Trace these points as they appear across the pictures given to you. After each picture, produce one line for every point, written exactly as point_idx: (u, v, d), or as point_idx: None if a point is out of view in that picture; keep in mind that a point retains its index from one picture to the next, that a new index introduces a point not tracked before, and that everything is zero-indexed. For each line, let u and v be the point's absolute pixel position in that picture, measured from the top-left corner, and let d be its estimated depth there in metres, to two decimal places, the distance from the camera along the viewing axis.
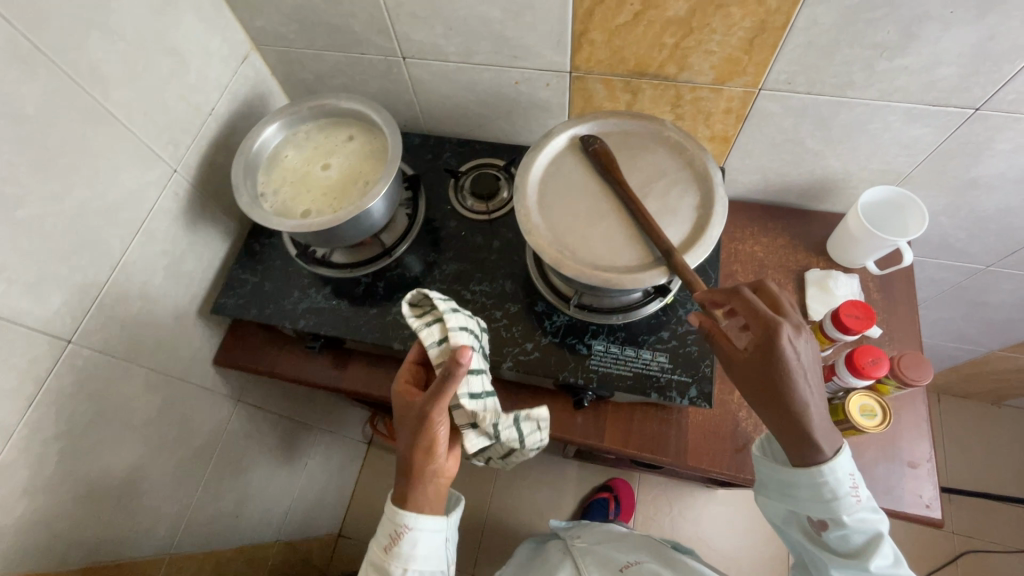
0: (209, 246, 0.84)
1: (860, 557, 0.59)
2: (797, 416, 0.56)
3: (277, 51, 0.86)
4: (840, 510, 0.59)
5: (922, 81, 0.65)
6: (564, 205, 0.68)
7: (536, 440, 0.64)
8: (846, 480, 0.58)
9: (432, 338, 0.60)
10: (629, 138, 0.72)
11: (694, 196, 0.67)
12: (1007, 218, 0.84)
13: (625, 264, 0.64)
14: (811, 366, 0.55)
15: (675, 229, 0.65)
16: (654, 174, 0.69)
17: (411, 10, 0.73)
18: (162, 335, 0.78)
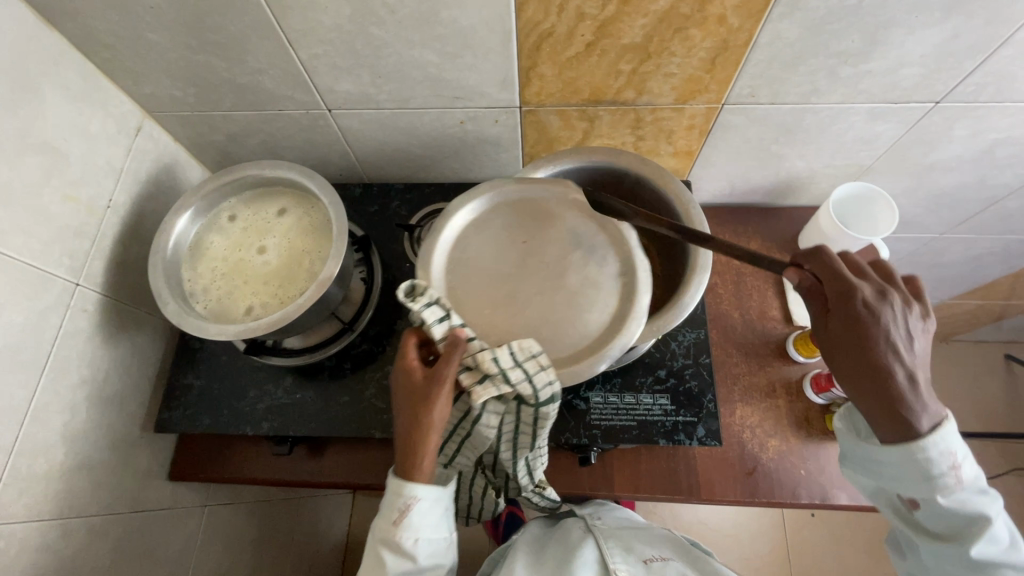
0: (137, 355, 0.72)
1: (959, 542, 0.53)
2: (888, 384, 0.49)
3: (176, 117, 0.74)
4: (937, 492, 0.52)
5: (884, 82, 0.63)
6: (476, 294, 0.58)
7: (548, 386, 0.51)
8: (949, 459, 0.50)
9: (427, 317, 0.52)
10: (535, 205, 0.62)
11: (621, 261, 0.57)
12: (960, 193, 0.86)
13: (556, 357, 0.55)
14: (909, 338, 0.49)
15: (603, 306, 0.56)
16: (570, 242, 0.59)
17: (331, 61, 0.63)
18: (99, 473, 0.67)
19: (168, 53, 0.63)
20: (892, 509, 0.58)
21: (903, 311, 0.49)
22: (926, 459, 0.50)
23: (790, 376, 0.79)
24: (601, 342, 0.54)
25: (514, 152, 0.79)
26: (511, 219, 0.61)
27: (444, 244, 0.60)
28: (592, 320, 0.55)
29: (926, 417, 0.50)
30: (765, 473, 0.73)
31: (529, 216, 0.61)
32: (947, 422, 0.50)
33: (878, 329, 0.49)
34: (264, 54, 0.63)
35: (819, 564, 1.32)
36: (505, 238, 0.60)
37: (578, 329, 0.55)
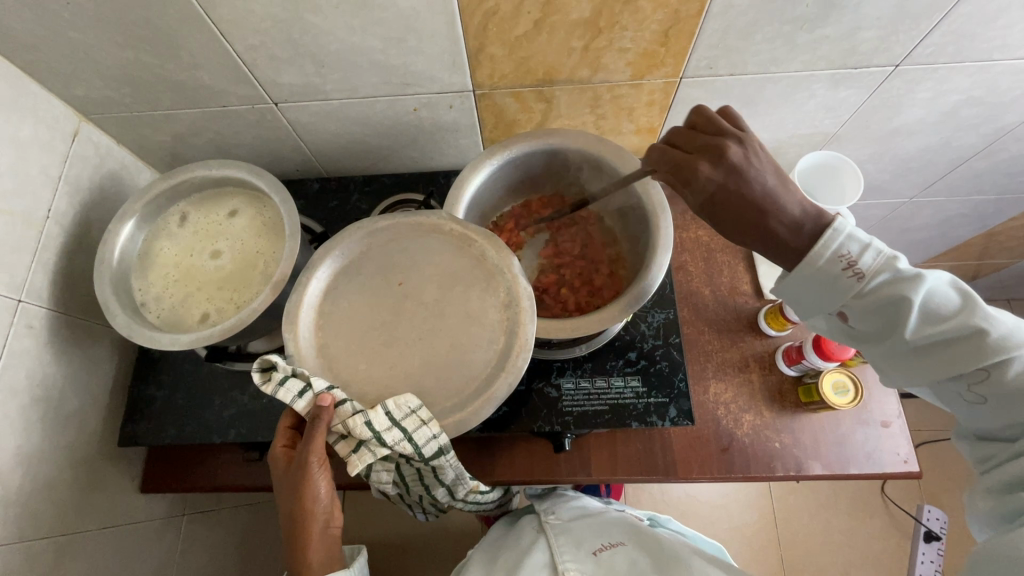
0: (94, 370, 0.70)
1: (893, 327, 0.47)
2: (767, 216, 0.49)
3: (115, 119, 0.70)
4: (846, 292, 0.48)
5: (843, 48, 0.61)
6: (348, 350, 0.55)
7: (433, 440, 0.51)
8: (840, 255, 0.47)
9: (288, 396, 0.51)
10: (406, 243, 0.59)
11: (499, 292, 0.55)
12: (926, 156, 0.85)
13: (440, 399, 0.53)
14: (762, 173, 0.49)
15: (487, 341, 0.54)
16: (444, 279, 0.57)
17: (270, 52, 0.60)
18: (63, 492, 0.65)
19: (96, 51, 0.60)
20: (844, 337, 0.51)
21: (745, 155, 0.49)
22: (819, 267, 0.48)
23: (762, 350, 0.79)
24: (488, 381, 0.52)
25: (473, 138, 0.77)
26: (380, 263, 0.59)
27: (313, 298, 0.57)
28: (476, 358, 0.53)
29: (811, 225, 0.49)
30: (739, 448, 0.74)
31: (397, 257, 0.59)
32: (834, 225, 0.48)
33: (727, 182, 0.49)
34: (198, 47, 0.60)
35: (806, 528, 1.35)
36: (374, 283, 0.58)
37: (461, 371, 0.53)
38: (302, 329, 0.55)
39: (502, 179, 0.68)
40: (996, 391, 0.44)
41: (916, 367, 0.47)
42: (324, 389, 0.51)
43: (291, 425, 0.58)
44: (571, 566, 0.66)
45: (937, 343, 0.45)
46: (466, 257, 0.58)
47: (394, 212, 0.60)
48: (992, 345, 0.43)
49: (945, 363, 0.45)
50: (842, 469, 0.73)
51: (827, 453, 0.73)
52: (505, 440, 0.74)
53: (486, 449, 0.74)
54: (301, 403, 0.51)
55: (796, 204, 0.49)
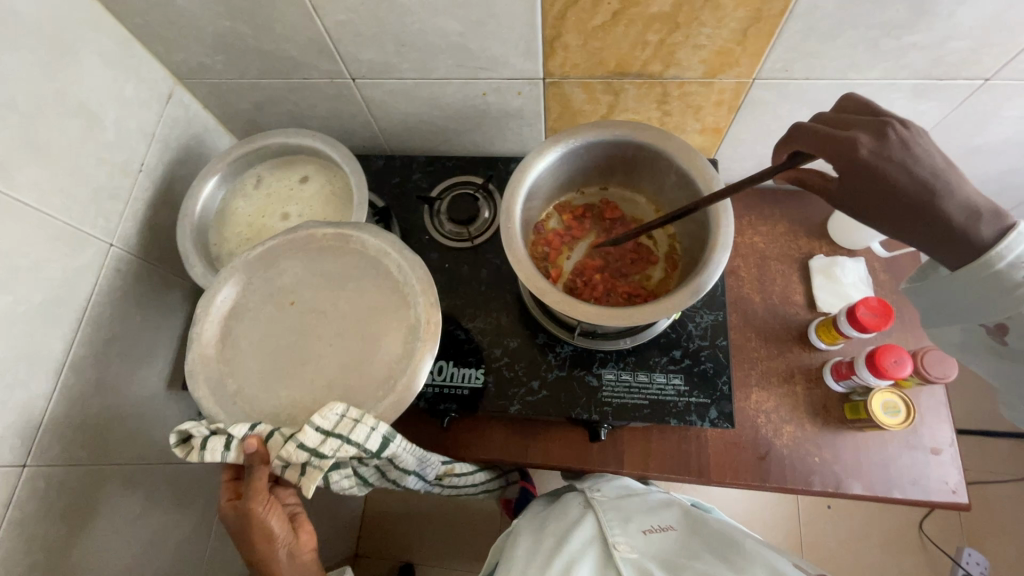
0: (167, 316, 0.75)
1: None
2: (937, 204, 0.44)
3: (206, 85, 0.75)
4: (1017, 304, 0.47)
5: (930, 57, 0.59)
6: (260, 378, 0.57)
7: (373, 433, 0.52)
8: (1022, 264, 0.45)
9: (215, 454, 0.53)
10: (264, 271, 0.61)
11: (391, 275, 0.60)
12: (1007, 178, 0.81)
13: (371, 384, 0.56)
14: (931, 152, 0.45)
15: (395, 328, 0.58)
16: (325, 293, 0.60)
17: (356, 29, 0.63)
18: (131, 426, 0.70)
19: (198, 20, 0.64)
20: (989, 350, 0.53)
21: (911, 134, 0.45)
22: (991, 272, 0.46)
23: (810, 363, 0.77)
24: (406, 355, 0.56)
25: (536, 126, 0.78)
26: (262, 286, 0.61)
27: (212, 350, 0.58)
28: (392, 342, 0.57)
29: (988, 222, 0.45)
30: (777, 457, 0.73)
31: (275, 282, 0.61)
32: (1017, 229, 0.45)
33: (894, 162, 0.44)
34: (290, 21, 0.63)
35: (835, 555, 1.31)
36: (263, 313, 0.60)
37: (378, 357, 0.57)
38: (216, 385, 0.57)
39: (565, 167, 0.69)
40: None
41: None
42: (247, 432, 0.52)
43: (231, 477, 0.58)
44: (622, 541, 0.67)
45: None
46: (348, 254, 0.62)
47: (287, 229, 0.62)
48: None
49: None
50: (884, 492, 0.71)
51: (869, 474, 0.71)
52: (541, 424, 0.75)
53: (522, 431, 0.75)
54: (232, 454, 0.53)
55: (962, 190, 0.45)
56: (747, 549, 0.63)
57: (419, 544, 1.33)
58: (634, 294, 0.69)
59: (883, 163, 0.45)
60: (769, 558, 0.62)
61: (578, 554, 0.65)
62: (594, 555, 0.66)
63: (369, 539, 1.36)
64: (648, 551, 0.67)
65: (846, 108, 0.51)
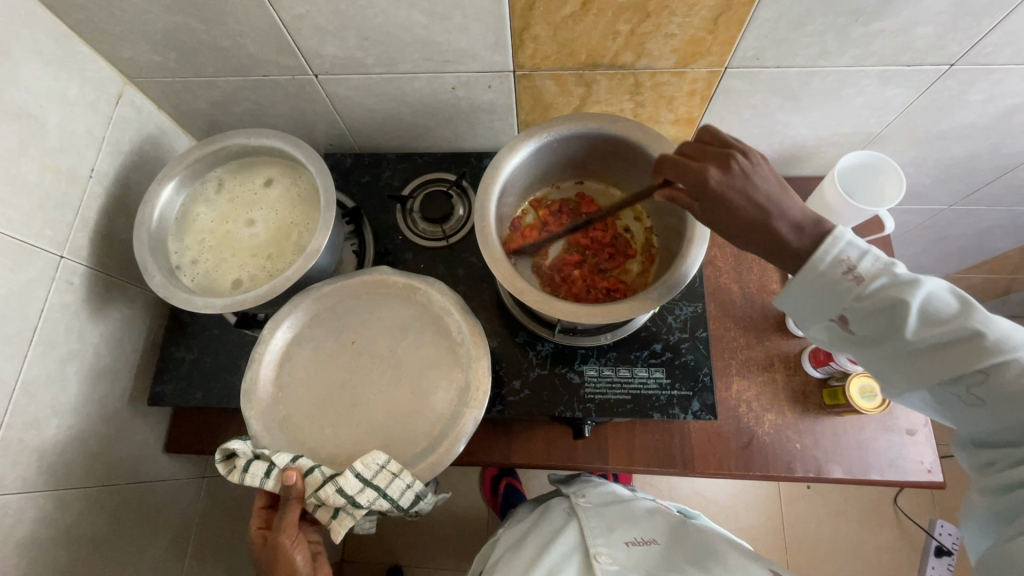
0: (127, 329, 0.71)
1: (892, 330, 0.46)
2: (772, 224, 0.48)
3: (158, 83, 0.71)
4: (845, 295, 0.47)
5: (897, 43, 0.59)
6: (313, 414, 0.61)
7: (407, 490, 0.54)
8: (840, 260, 0.47)
9: (256, 479, 0.55)
10: (333, 313, 0.65)
11: (449, 333, 0.63)
12: (971, 162, 0.83)
13: (411, 438, 0.59)
14: (767, 182, 0.49)
15: (445, 384, 0.61)
16: (388, 337, 0.64)
17: (315, 22, 0.60)
18: (93, 446, 0.67)
19: (145, 14, 0.61)
20: (842, 343, 0.51)
21: (751, 165, 0.50)
22: (816, 270, 0.47)
23: (788, 350, 0.78)
24: (451, 419, 0.59)
25: (508, 120, 0.76)
26: (331, 324, 0.65)
27: (269, 378, 0.62)
28: (439, 400, 0.60)
29: (806, 234, 0.48)
30: (759, 446, 0.73)
31: (342, 321, 0.65)
32: (834, 234, 0.48)
33: (735, 189, 0.48)
34: (245, 14, 0.60)
35: (814, 533, 1.34)
36: (326, 349, 0.64)
37: (425, 412, 0.60)
38: (267, 413, 0.60)
39: (538, 161, 0.67)
40: (1000, 393, 0.43)
41: (914, 369, 0.46)
42: (289, 463, 0.55)
43: (264, 505, 0.62)
44: (604, 552, 0.67)
45: (939, 347, 0.45)
46: (410, 308, 0.65)
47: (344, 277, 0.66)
48: (987, 349, 0.42)
49: (938, 366, 0.45)
50: (863, 474, 0.72)
51: (848, 458, 0.72)
52: (524, 424, 0.74)
53: (506, 432, 0.74)
54: (271, 482, 0.55)
55: (795, 211, 0.49)
56: (724, 559, 0.64)
57: (405, 546, 1.32)
58: (615, 288, 0.69)
59: (724, 190, 0.49)
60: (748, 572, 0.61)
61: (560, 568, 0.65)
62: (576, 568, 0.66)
63: (354, 544, 1.34)
64: (628, 561, 0.67)
65: (702, 137, 0.54)
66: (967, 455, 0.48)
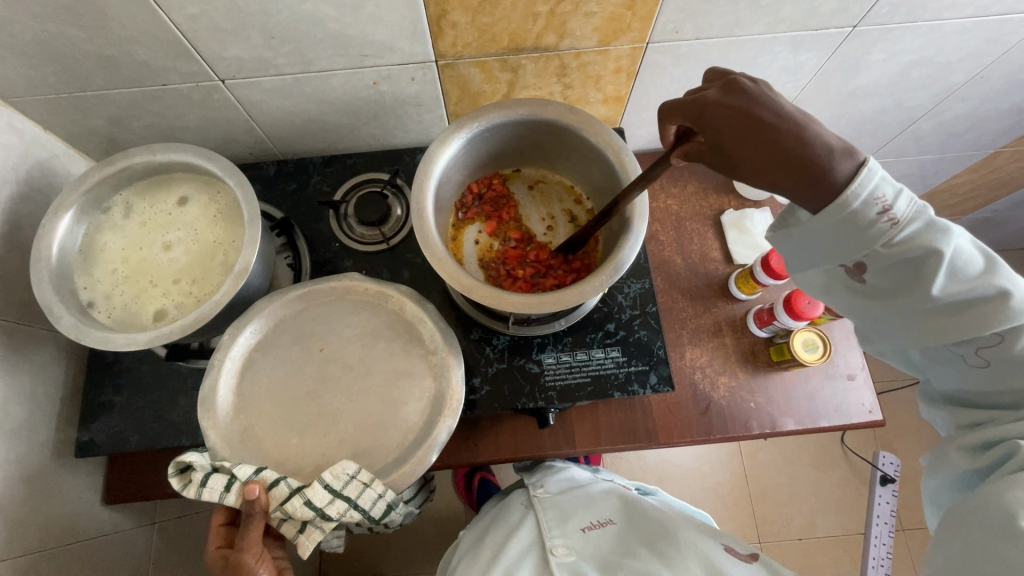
0: (39, 378, 0.65)
1: (914, 283, 0.47)
2: (791, 143, 0.45)
3: (40, 102, 0.64)
4: (876, 238, 0.46)
5: (804, 9, 0.61)
6: (274, 430, 0.57)
7: (380, 500, 0.52)
8: (874, 199, 0.45)
9: (215, 494, 0.51)
10: (302, 319, 0.62)
11: (422, 339, 0.61)
12: (880, 117, 0.88)
13: (383, 451, 0.56)
14: (780, 102, 0.46)
15: (419, 391, 0.59)
16: (360, 342, 0.61)
17: (213, 22, 0.56)
18: (17, 512, 0.60)
19: (12, 26, 0.54)
20: (848, 290, 0.51)
21: (759, 87, 0.47)
22: (849, 210, 0.45)
23: (733, 314, 0.81)
24: (423, 430, 0.57)
25: (437, 112, 0.74)
26: (297, 331, 0.61)
27: (225, 389, 0.57)
28: (411, 411, 0.58)
29: (842, 162, 0.45)
30: (717, 409, 0.75)
31: (313, 324, 0.62)
32: (869, 165, 0.45)
33: (738, 108, 0.46)
34: (130, 18, 0.54)
35: (773, 482, 1.42)
36: (294, 353, 0.60)
37: (397, 425, 0.57)
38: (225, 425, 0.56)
39: (476, 150, 0.66)
40: (999, 355, 0.47)
41: (932, 323, 0.48)
42: (251, 477, 0.52)
43: (224, 521, 0.60)
44: (559, 545, 0.66)
45: (958, 305, 0.46)
46: (381, 313, 0.63)
47: (311, 281, 0.63)
48: (1008, 310, 0.45)
49: (959, 323, 0.47)
50: (813, 422, 0.76)
51: (798, 408, 0.76)
52: (488, 419, 0.73)
53: (471, 430, 0.73)
54: (232, 496, 0.52)
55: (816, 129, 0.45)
56: (677, 537, 0.64)
57: (383, 558, 1.30)
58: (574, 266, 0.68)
59: (738, 114, 0.46)
60: (701, 546, 0.62)
61: (515, 563, 0.63)
62: (532, 561, 0.64)
63: (330, 563, 1.30)
64: (584, 550, 0.65)
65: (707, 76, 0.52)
66: (942, 414, 0.55)
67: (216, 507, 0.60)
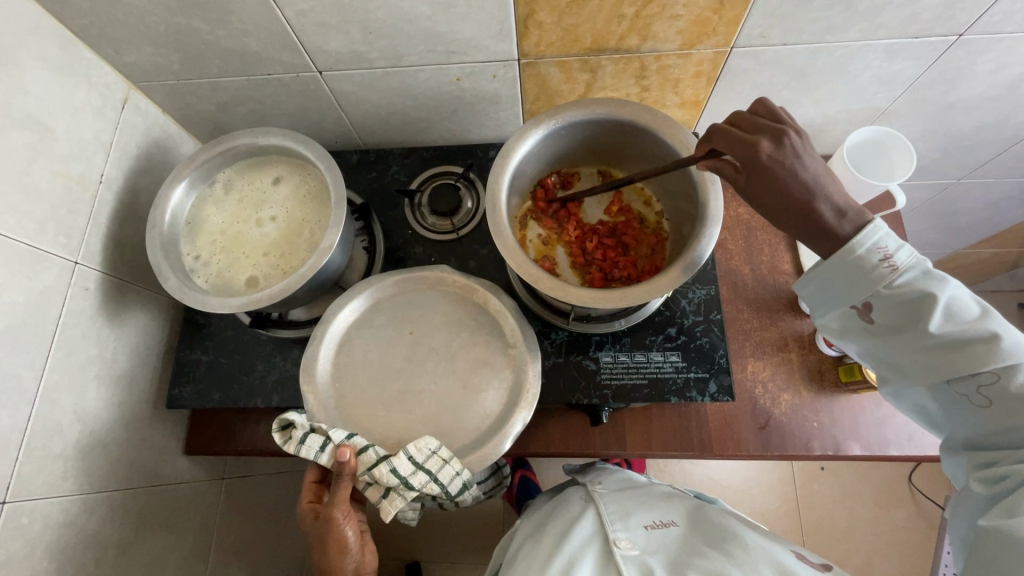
0: (142, 333, 0.72)
1: (916, 322, 0.49)
2: (807, 208, 0.49)
3: (163, 86, 0.71)
4: (878, 282, 0.49)
5: (904, 15, 0.59)
6: (364, 400, 0.61)
7: (457, 477, 0.55)
8: (877, 249, 0.49)
9: (311, 452, 0.55)
10: (398, 300, 0.66)
11: (503, 335, 0.63)
12: (981, 133, 0.82)
13: (461, 433, 0.59)
14: (815, 163, 0.49)
15: (496, 383, 0.61)
16: (447, 328, 0.64)
17: (319, 18, 0.60)
18: (115, 450, 0.67)
19: (149, 17, 0.61)
20: (862, 333, 0.54)
21: (802, 143, 0.49)
22: (854, 257, 0.49)
23: (802, 330, 0.78)
24: (500, 418, 0.59)
25: (514, 110, 0.76)
26: (391, 313, 0.65)
27: (326, 356, 0.62)
28: (488, 400, 0.60)
29: (851, 223, 0.49)
30: (777, 426, 0.73)
31: (406, 309, 0.66)
32: (874, 225, 0.49)
33: (781, 165, 0.49)
34: (248, 13, 0.60)
35: (829, 516, 1.34)
36: (387, 333, 0.64)
37: (475, 411, 0.60)
38: (323, 391, 0.60)
39: (549, 147, 0.67)
40: (1000, 394, 0.48)
41: (931, 364, 0.50)
42: (343, 441, 0.55)
43: (315, 479, 0.64)
44: (622, 537, 0.66)
45: (953, 346, 0.49)
46: (466, 305, 0.65)
47: (408, 268, 0.66)
48: (999, 351, 0.47)
49: (957, 363, 0.49)
50: (881, 450, 0.72)
51: (866, 434, 0.72)
52: (542, 412, 0.75)
53: (525, 421, 0.74)
54: (325, 457, 0.55)
55: (834, 203, 0.49)
56: (746, 541, 0.62)
57: (422, 541, 1.34)
58: (646, 270, 0.69)
59: (777, 166, 0.49)
60: (775, 553, 0.61)
61: (579, 550, 0.65)
62: (594, 552, 0.64)
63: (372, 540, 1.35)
64: (649, 545, 0.65)
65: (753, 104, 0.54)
66: (961, 461, 0.55)
67: (309, 465, 0.64)
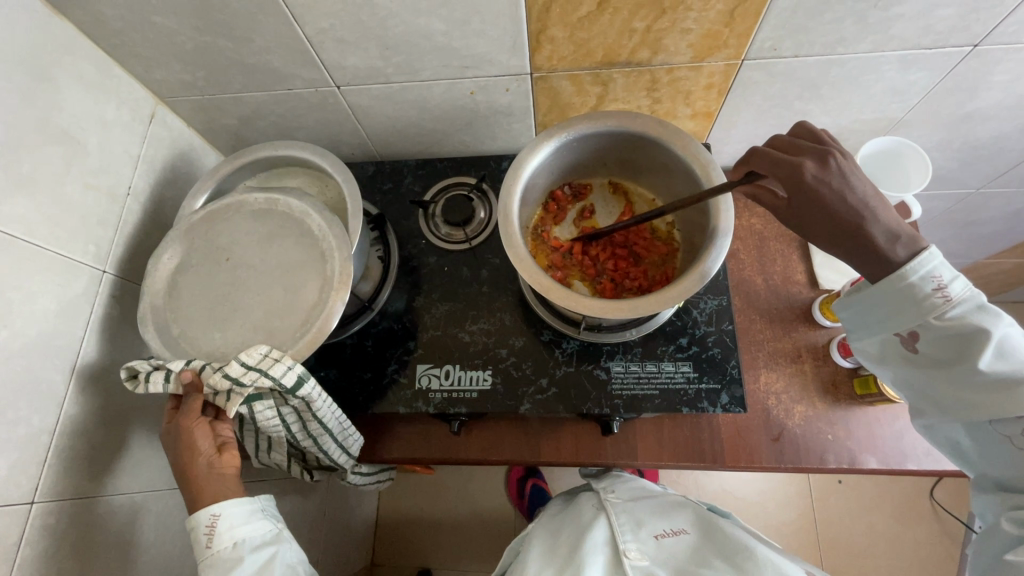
0: None
1: (964, 357, 0.49)
2: (856, 231, 0.49)
3: (188, 101, 0.74)
4: (929, 312, 0.50)
5: (917, 26, 0.59)
6: (198, 320, 0.60)
7: (290, 371, 0.55)
8: (931, 278, 0.49)
9: (158, 386, 0.56)
10: (210, 224, 0.64)
11: (312, 232, 0.61)
12: (999, 143, 0.81)
13: (293, 323, 0.58)
14: (861, 184, 0.49)
15: (314, 279, 0.59)
16: (262, 238, 0.63)
17: (338, 35, 0.62)
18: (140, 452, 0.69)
19: (177, 37, 0.63)
20: (903, 362, 0.54)
21: (848, 164, 0.50)
22: (908, 283, 0.50)
23: (816, 341, 0.77)
24: (323, 306, 0.58)
25: (526, 122, 0.77)
26: (200, 246, 0.63)
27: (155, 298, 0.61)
28: (307, 293, 0.59)
29: (902, 246, 0.50)
30: (791, 438, 0.72)
31: (218, 237, 0.63)
32: (927, 253, 0.49)
33: (828, 187, 0.49)
34: (270, 31, 0.62)
35: (847, 531, 1.31)
36: (205, 265, 0.62)
37: (299, 306, 0.59)
38: (162, 325, 0.60)
39: (562, 159, 0.68)
40: None
41: (973, 400, 0.50)
42: (184, 366, 0.56)
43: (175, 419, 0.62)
44: (632, 548, 0.66)
45: (998, 385, 0.48)
46: (275, 220, 0.63)
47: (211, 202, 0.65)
48: None
49: (1001, 401, 0.48)
50: (899, 464, 0.70)
51: (883, 447, 0.71)
52: (553, 420, 0.75)
53: (536, 429, 0.74)
54: (172, 385, 0.56)
55: (885, 225, 0.49)
56: (755, 552, 0.62)
57: (433, 547, 1.35)
58: (658, 280, 0.69)
59: (824, 189, 0.49)
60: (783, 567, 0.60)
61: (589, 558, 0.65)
62: (603, 563, 0.65)
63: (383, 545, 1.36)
64: (658, 556, 0.66)
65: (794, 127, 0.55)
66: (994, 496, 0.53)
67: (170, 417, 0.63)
